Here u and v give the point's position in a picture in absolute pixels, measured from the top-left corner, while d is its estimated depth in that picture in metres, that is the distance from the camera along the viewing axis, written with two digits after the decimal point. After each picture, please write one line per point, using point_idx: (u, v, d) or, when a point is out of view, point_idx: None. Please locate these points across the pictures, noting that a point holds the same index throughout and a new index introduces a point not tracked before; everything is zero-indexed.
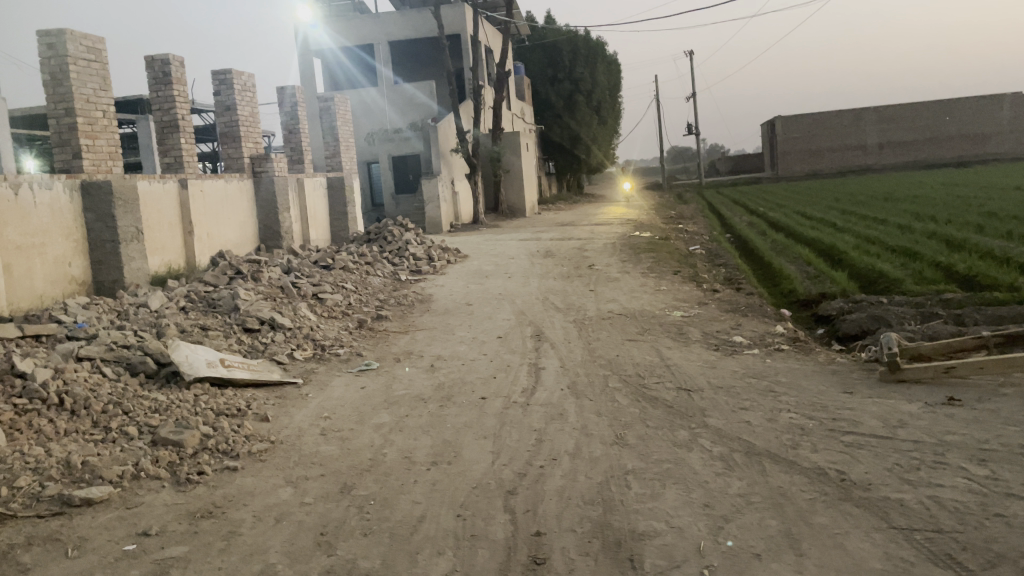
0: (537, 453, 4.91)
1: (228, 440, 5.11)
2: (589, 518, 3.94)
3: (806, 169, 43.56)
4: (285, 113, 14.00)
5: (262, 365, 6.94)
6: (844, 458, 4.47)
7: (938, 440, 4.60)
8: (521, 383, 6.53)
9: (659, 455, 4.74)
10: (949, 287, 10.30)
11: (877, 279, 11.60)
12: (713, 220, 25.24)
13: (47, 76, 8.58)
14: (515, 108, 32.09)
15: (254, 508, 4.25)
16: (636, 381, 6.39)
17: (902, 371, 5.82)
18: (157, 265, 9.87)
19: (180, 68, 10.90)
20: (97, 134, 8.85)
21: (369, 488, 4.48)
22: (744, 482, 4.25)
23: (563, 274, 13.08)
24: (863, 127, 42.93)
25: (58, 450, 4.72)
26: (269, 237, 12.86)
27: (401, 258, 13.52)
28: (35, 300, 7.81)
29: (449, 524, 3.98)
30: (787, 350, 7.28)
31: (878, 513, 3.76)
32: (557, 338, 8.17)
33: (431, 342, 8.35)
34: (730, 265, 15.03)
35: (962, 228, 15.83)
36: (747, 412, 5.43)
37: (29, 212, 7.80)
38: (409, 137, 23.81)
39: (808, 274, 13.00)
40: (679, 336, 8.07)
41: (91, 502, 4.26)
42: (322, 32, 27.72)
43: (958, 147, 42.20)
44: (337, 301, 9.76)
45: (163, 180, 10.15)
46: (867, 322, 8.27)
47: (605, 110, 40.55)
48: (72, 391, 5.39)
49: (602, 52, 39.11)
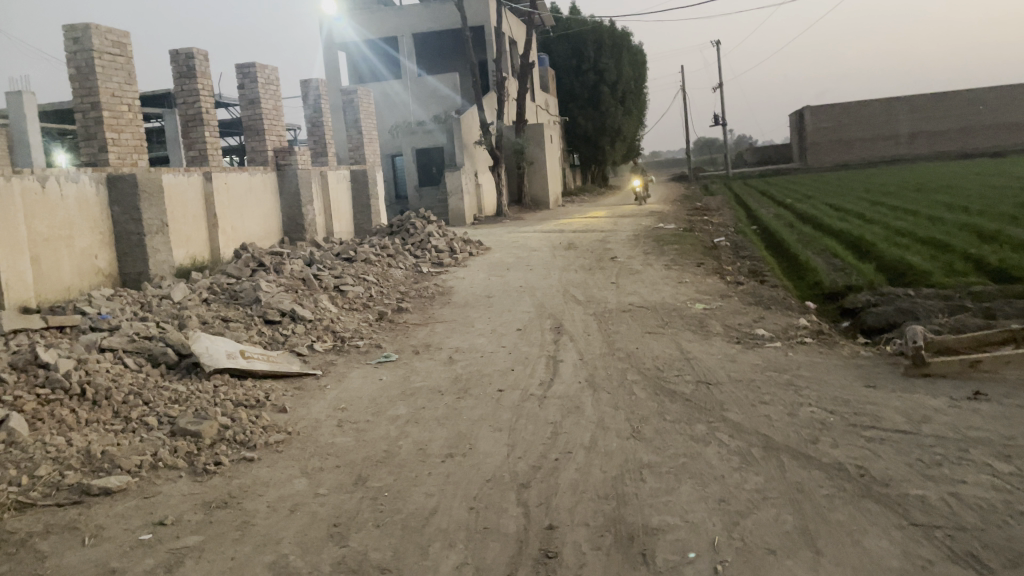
0: (552, 446, 4.88)
1: (246, 431, 5.14)
2: (603, 512, 3.91)
3: (835, 160, 42.94)
4: (309, 107, 14.07)
5: (282, 357, 6.98)
6: (865, 453, 4.39)
7: (962, 435, 4.51)
8: (539, 375, 6.50)
9: (675, 449, 4.70)
10: (979, 279, 10.09)
11: (906, 272, 11.40)
12: (740, 212, 24.99)
13: (73, 70, 8.66)
14: (540, 100, 31.98)
15: (269, 498, 4.27)
16: (655, 374, 6.35)
17: (927, 365, 5.71)
18: (182, 258, 9.97)
19: (205, 62, 10.99)
20: (123, 127, 8.94)
21: (383, 479, 4.48)
22: (761, 476, 4.20)
23: (585, 266, 13.02)
24: (893, 117, 42.22)
25: (78, 439, 4.78)
26: (292, 229, 12.94)
27: (423, 250, 13.53)
28: (62, 292, 7.92)
29: (462, 517, 3.97)
30: (811, 343, 7.18)
31: (898, 510, 3.68)
32: (577, 330, 8.14)
33: (451, 334, 8.35)
34: (755, 257, 14.87)
35: (994, 219, 15.53)
36: (767, 406, 5.36)
37: (56, 205, 7.89)
38: (432, 130, 23.61)
39: (835, 266, 12.83)
40: (700, 328, 8.00)
41: (109, 492, 4.31)
42: (347, 25, 27.84)
43: (992, 137, 41.37)
44: (359, 292, 9.79)
45: (188, 174, 10.24)
46: (894, 315, 8.13)
47: (631, 101, 40.26)
48: (94, 382, 5.45)
49: (628, 43, 38.83)
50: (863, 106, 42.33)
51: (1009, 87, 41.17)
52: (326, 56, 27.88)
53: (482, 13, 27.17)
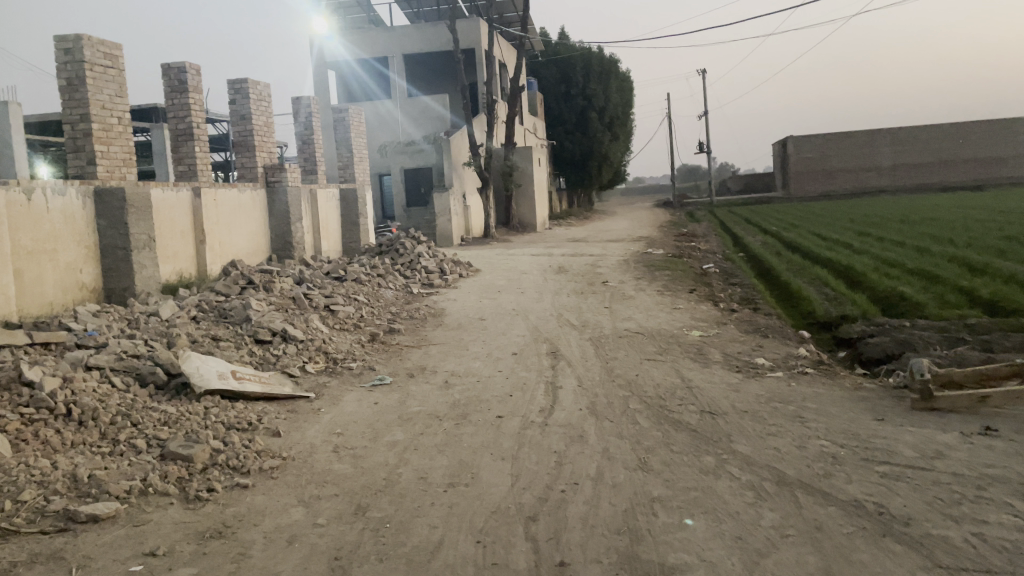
0: (558, 477, 4.74)
1: (239, 456, 4.95)
2: (616, 548, 3.78)
3: (818, 190, 43.39)
4: (299, 124, 13.96)
5: (274, 378, 6.79)
6: (881, 490, 4.28)
7: (978, 473, 4.42)
8: (539, 402, 6.35)
9: (685, 482, 4.57)
10: (974, 312, 10.09)
11: (899, 302, 11.39)
12: (727, 239, 25.02)
13: (63, 81, 8.48)
14: (528, 123, 32.11)
15: (265, 528, 4.09)
16: (657, 403, 6.21)
17: (935, 400, 5.64)
18: (168, 274, 9.78)
19: (196, 76, 10.85)
20: (112, 140, 8.76)
21: (384, 509, 4.31)
22: (777, 513, 4.06)
23: (577, 290, 12.92)
24: (875, 149, 42.71)
25: (64, 462, 4.59)
26: (281, 247, 12.75)
27: (413, 271, 13.39)
28: (45, 307, 7.70)
29: (469, 551, 3.81)
30: (812, 373, 7.11)
31: (921, 551, 3.57)
32: (574, 355, 8.02)
33: (445, 357, 8.20)
34: (745, 284, 14.83)
35: (981, 252, 15.62)
36: (775, 438, 5.25)
37: (42, 217, 7.70)
38: (423, 149, 23.47)
39: (827, 295, 12.80)
40: (699, 356, 7.90)
41: (97, 519, 4.11)
42: (338, 44, 27.82)
43: (971, 171, 41.99)
44: (349, 313, 9.62)
45: (177, 189, 10.08)
46: (892, 346, 8.08)
47: (619, 126, 40.40)
48: (80, 401, 5.26)
49: (615, 69, 39.10)
50: (846, 137, 42.82)
51: (988, 122, 41.79)
52: (316, 74, 27.80)
53: (473, 36, 27.33)
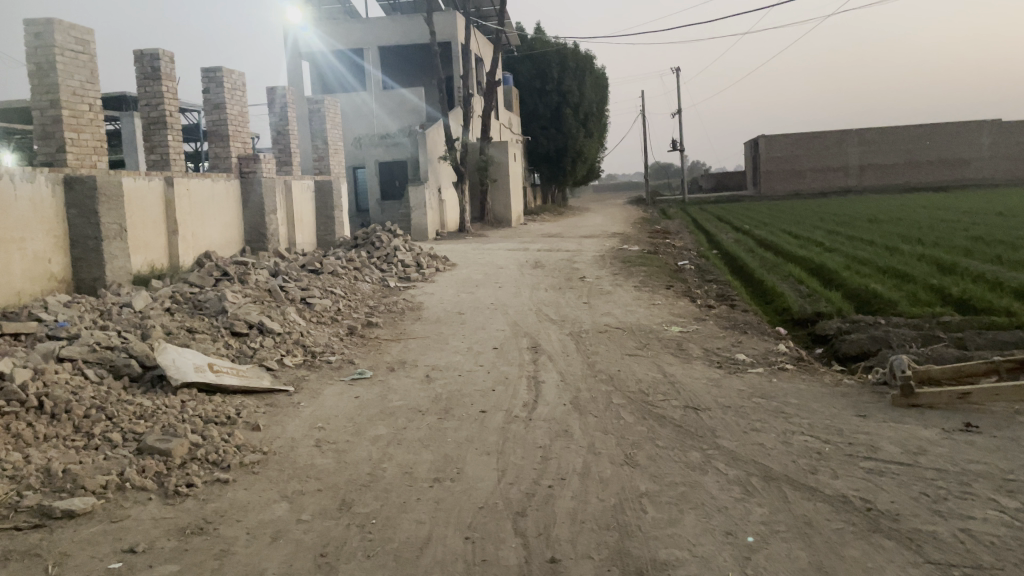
0: (544, 471, 4.70)
1: (219, 450, 4.84)
2: (607, 544, 3.75)
3: (788, 188, 43.83)
4: (274, 114, 13.77)
5: (251, 371, 6.68)
6: (867, 485, 4.30)
7: (961, 468, 4.46)
8: (522, 397, 6.31)
9: (672, 477, 4.55)
10: (946, 310, 10.23)
11: (872, 300, 11.53)
12: (701, 236, 25.14)
13: (33, 66, 8.26)
14: (503, 118, 32.06)
15: (248, 525, 3.99)
16: (640, 398, 6.20)
17: (916, 396, 5.69)
18: (140, 264, 9.59)
19: (170, 64, 10.64)
20: (83, 128, 8.55)
21: (370, 505, 4.24)
22: (766, 509, 4.06)
23: (554, 285, 12.89)
24: (845, 149, 43.25)
25: (37, 456, 4.47)
26: (255, 239, 12.57)
27: (389, 264, 13.26)
28: (12, 297, 7.49)
29: (457, 548, 3.76)
30: (792, 369, 7.15)
31: (911, 546, 3.58)
32: (555, 350, 7.99)
33: (425, 351, 8.13)
34: (720, 281, 14.90)
35: (951, 251, 15.86)
36: (759, 433, 5.25)
37: (10, 206, 7.51)
38: (399, 142, 23.46)
39: (801, 292, 12.91)
40: (679, 351, 7.91)
41: (73, 515, 3.98)
42: (313, 35, 27.54)
43: (937, 172, 42.67)
44: (326, 306, 9.51)
45: (149, 177, 9.88)
46: (868, 343, 8.15)
47: (595, 123, 40.45)
48: (53, 394, 5.13)
49: (591, 65, 39.16)
50: (816, 137, 43.32)
51: (954, 124, 42.50)
52: (290, 64, 27.49)
53: (449, 30, 27.22)
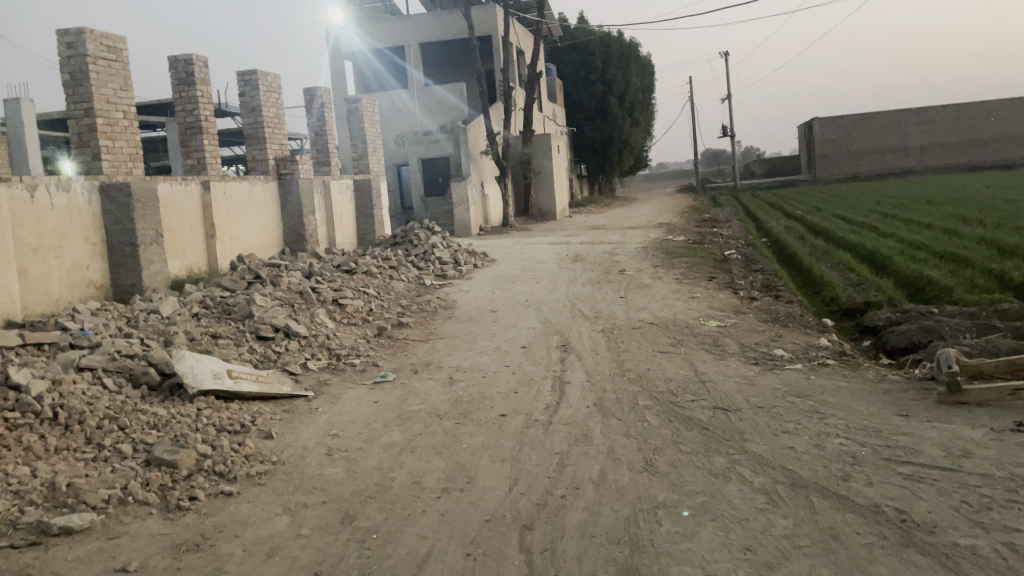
0: (559, 480, 4.48)
1: (227, 461, 4.75)
2: (614, 561, 3.52)
3: (844, 172, 42.58)
4: (312, 115, 13.75)
5: (272, 377, 6.58)
6: (904, 494, 3.97)
7: (1009, 473, 4.10)
8: (544, 399, 6.09)
9: (693, 486, 4.29)
10: (1005, 296, 9.65)
11: (927, 287, 10.98)
12: (749, 224, 24.48)
13: (67, 76, 8.31)
14: (547, 109, 31.71)
15: (245, 540, 3.88)
16: (667, 399, 5.94)
17: (963, 393, 5.30)
18: (177, 269, 9.66)
19: (204, 69, 10.65)
20: (117, 135, 8.59)
21: (373, 518, 4.08)
22: (791, 521, 3.78)
23: (593, 279, 12.60)
24: (903, 129, 41.75)
25: (44, 470, 4.44)
26: (293, 240, 12.58)
27: (426, 262, 13.14)
28: (50, 304, 7.57)
29: (457, 566, 3.57)
30: (833, 365, 6.78)
31: (946, 563, 3.28)
32: (584, 348, 7.75)
33: (452, 352, 7.98)
34: (767, 270, 14.41)
35: (1013, 233, 15.08)
36: (790, 436, 4.95)
37: (45, 214, 7.57)
38: (439, 139, 23.00)
39: (852, 281, 12.38)
40: (715, 347, 7.60)
41: (71, 532, 3.92)
42: (354, 34, 27.66)
43: (1003, 150, 40.84)
44: (357, 306, 9.41)
45: (185, 182, 9.93)
46: (918, 335, 7.70)
47: (641, 112, 39.79)
48: (67, 404, 5.09)
49: (635, 53, 38.54)
50: (872, 118, 41.94)
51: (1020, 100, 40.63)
52: (333, 65, 27.71)
53: (489, 23, 27.02)
